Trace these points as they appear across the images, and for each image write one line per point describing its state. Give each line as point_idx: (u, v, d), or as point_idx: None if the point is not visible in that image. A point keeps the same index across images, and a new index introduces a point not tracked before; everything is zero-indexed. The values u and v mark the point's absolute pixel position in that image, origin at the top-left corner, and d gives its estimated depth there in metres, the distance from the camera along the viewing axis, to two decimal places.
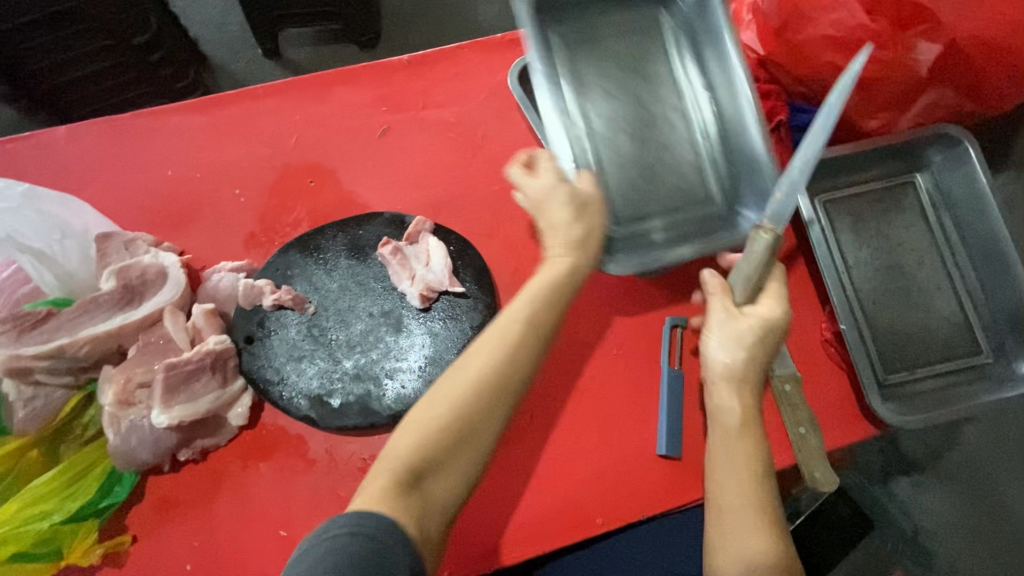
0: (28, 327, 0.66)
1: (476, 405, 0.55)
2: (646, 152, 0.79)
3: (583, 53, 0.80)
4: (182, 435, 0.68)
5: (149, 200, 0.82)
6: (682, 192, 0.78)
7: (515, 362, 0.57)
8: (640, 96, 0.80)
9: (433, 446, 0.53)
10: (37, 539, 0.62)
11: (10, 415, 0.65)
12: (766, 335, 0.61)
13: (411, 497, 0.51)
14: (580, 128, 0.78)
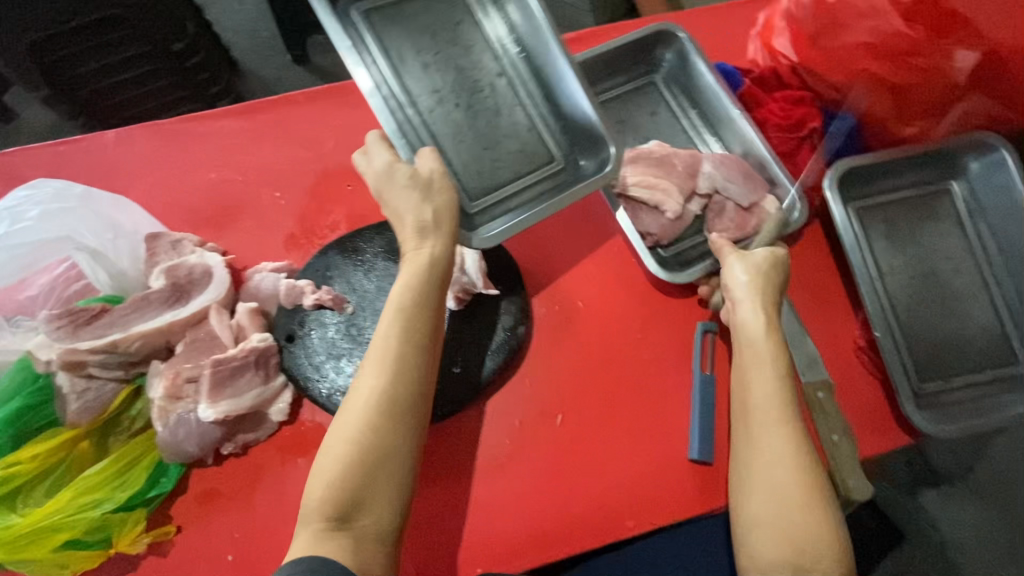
0: (83, 322, 0.69)
1: (376, 433, 0.59)
2: (473, 124, 0.80)
3: (395, 32, 0.80)
4: (225, 429, 0.70)
5: (193, 201, 0.85)
6: (502, 156, 0.80)
7: (397, 388, 0.61)
8: (460, 67, 0.81)
9: (347, 482, 0.57)
10: (89, 527, 0.64)
11: (65, 406, 0.68)
12: (773, 267, 0.73)
13: (341, 535, 0.55)
14: (408, 107, 0.78)
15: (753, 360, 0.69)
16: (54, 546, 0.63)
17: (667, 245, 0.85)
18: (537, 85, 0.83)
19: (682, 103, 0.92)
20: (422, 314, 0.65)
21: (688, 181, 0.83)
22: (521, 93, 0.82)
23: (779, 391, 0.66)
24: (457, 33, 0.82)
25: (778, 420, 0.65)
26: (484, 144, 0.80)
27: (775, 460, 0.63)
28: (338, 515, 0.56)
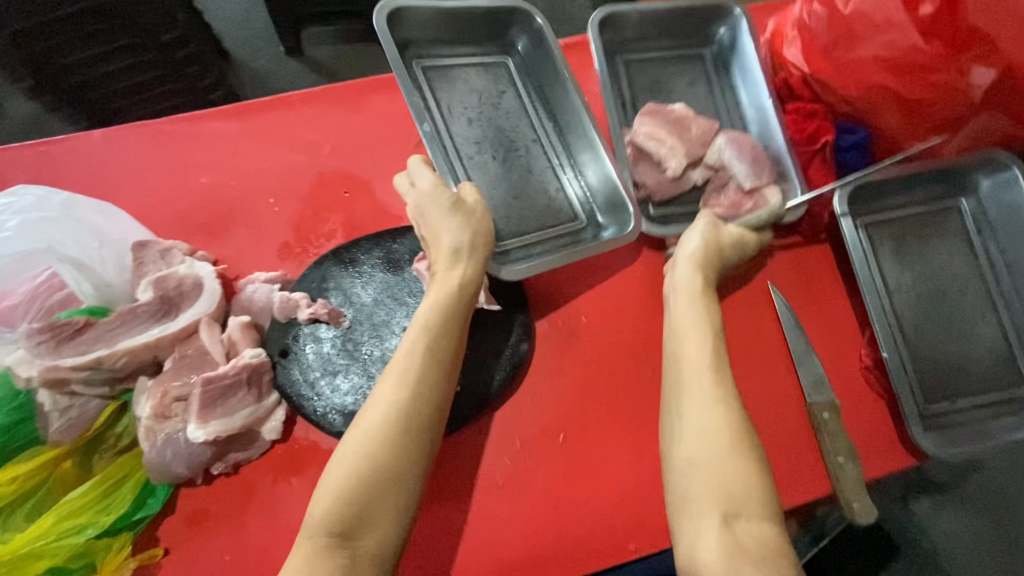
0: (66, 337, 0.65)
1: (387, 450, 0.56)
2: (509, 179, 0.81)
3: (443, 86, 0.83)
4: (215, 449, 0.68)
5: (182, 206, 0.81)
6: (529, 207, 0.80)
7: (412, 405, 0.59)
8: (501, 125, 0.83)
9: (353, 499, 0.54)
10: (72, 554, 0.62)
11: (46, 425, 0.65)
12: (736, 248, 0.76)
13: (337, 554, 0.52)
14: (449, 151, 0.79)
15: (691, 316, 0.67)
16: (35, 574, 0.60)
17: (659, 204, 0.84)
18: (569, 150, 0.84)
19: (719, 83, 0.92)
20: (445, 333, 0.64)
21: (698, 148, 0.82)
22: (554, 155, 0.84)
23: (711, 341, 0.64)
24: (501, 98, 0.84)
25: (712, 367, 0.62)
26: (517, 195, 0.80)
27: (708, 405, 0.59)
28: (340, 534, 0.53)
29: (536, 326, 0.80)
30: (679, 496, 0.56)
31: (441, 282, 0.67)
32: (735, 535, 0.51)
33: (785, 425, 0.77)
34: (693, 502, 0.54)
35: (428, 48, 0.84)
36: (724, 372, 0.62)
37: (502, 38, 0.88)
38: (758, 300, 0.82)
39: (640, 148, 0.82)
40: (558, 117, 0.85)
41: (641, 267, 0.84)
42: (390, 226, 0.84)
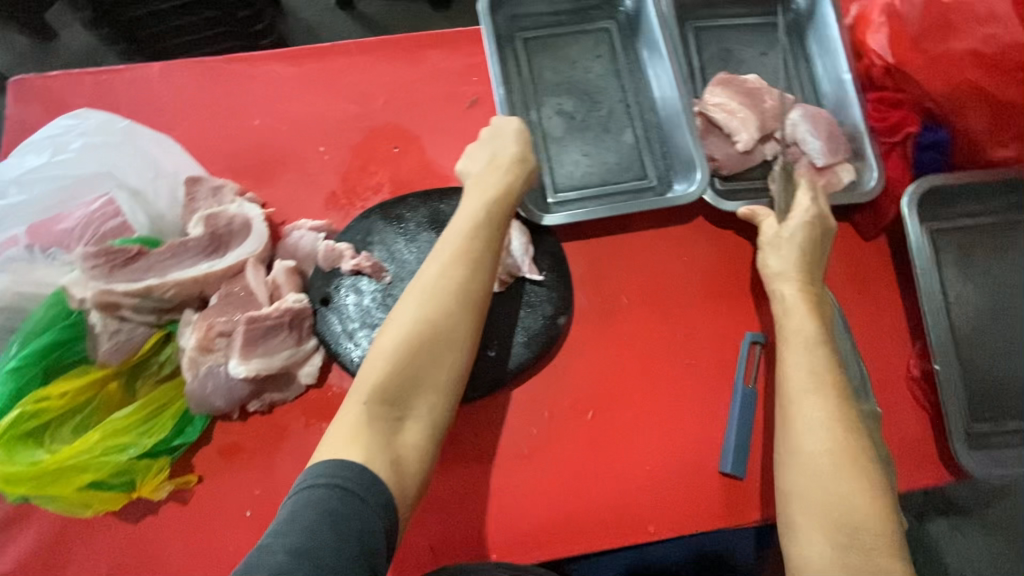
0: (119, 264, 0.67)
1: (437, 322, 0.62)
2: (585, 137, 0.84)
3: (538, 53, 0.87)
4: (253, 387, 0.69)
5: (234, 146, 0.82)
6: (599, 163, 0.83)
7: (446, 294, 0.64)
8: (586, 86, 0.86)
9: (404, 363, 0.60)
10: (115, 471, 0.64)
11: (96, 346, 0.67)
12: (812, 228, 0.72)
13: (384, 421, 0.57)
14: (534, 115, 0.84)
15: (793, 336, 0.67)
16: (78, 487, 0.63)
17: (725, 178, 0.83)
18: (654, 112, 0.85)
19: (795, 53, 0.91)
20: (481, 233, 0.68)
21: (771, 121, 0.82)
22: (634, 115, 0.85)
23: (822, 364, 0.65)
24: (593, 62, 0.87)
25: (825, 392, 0.63)
26: (591, 152, 0.83)
27: (817, 428, 0.61)
28: (386, 405, 0.58)
29: (575, 300, 0.79)
30: (785, 524, 0.60)
31: (486, 190, 0.71)
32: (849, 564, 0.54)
33: None
34: (798, 530, 0.58)
35: (530, 20, 0.88)
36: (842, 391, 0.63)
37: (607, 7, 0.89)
38: None
39: (710, 118, 0.82)
40: (651, 77, 0.86)
41: (690, 251, 0.81)
42: (437, 185, 0.83)
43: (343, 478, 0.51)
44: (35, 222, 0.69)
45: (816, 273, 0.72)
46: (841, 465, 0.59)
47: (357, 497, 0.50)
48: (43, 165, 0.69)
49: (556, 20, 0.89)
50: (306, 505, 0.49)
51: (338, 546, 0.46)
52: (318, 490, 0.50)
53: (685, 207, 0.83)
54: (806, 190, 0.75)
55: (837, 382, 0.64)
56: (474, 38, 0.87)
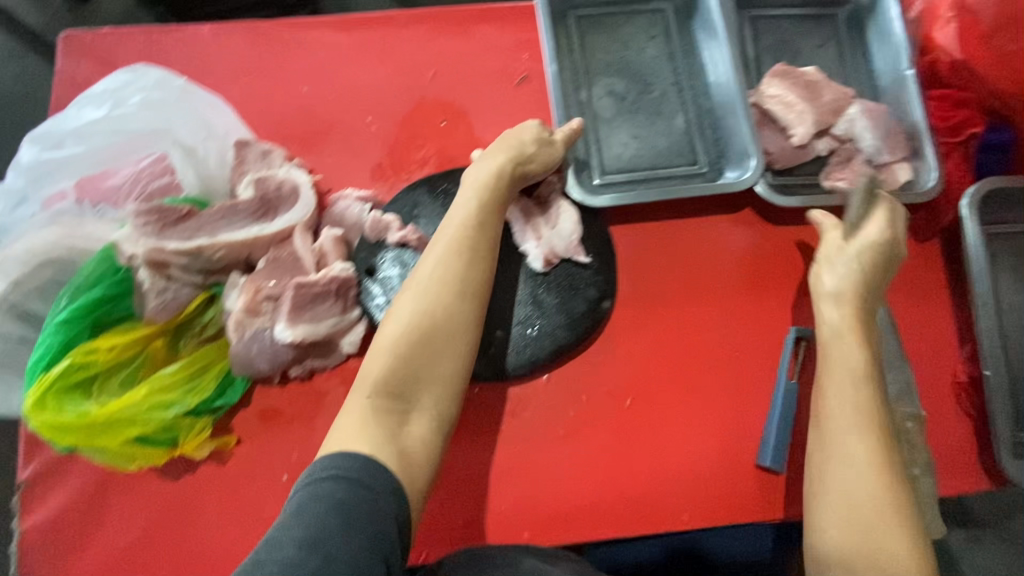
0: (170, 223, 0.67)
1: (435, 314, 0.62)
2: (636, 119, 0.83)
3: (590, 32, 0.85)
4: (295, 353, 0.69)
5: (280, 111, 0.81)
6: (649, 147, 0.82)
7: (444, 291, 0.63)
8: (638, 68, 0.84)
9: (405, 357, 0.60)
10: (160, 427, 0.64)
11: (144, 303, 0.67)
12: (875, 254, 0.69)
13: (387, 415, 0.57)
14: (583, 96, 0.83)
15: (840, 365, 0.65)
16: (124, 441, 0.63)
17: (778, 172, 0.81)
18: (707, 96, 0.83)
19: (853, 46, 0.87)
20: (481, 224, 0.67)
21: (829, 116, 0.80)
22: (686, 100, 0.84)
23: (868, 403, 0.63)
24: (646, 43, 0.85)
25: (866, 428, 0.62)
26: (641, 135, 0.82)
27: (853, 447, 0.61)
28: (388, 399, 0.58)
29: (617, 286, 0.78)
30: (813, 551, 0.59)
31: (486, 183, 0.69)
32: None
33: None
34: (832, 562, 0.57)
35: None
36: (886, 429, 0.62)
37: None
38: None
39: (765, 110, 0.80)
40: (706, 60, 0.84)
41: (737, 242, 0.80)
42: None
43: (347, 470, 0.51)
44: (83, 177, 0.69)
45: (874, 302, 0.69)
46: (884, 509, 0.58)
47: (364, 486, 0.50)
48: (102, 118, 0.69)
49: None
50: (312, 498, 0.49)
51: (348, 536, 0.46)
52: (324, 483, 0.50)
53: (734, 196, 0.81)
54: (881, 213, 0.71)
55: (881, 421, 0.63)
56: (527, 14, 0.86)
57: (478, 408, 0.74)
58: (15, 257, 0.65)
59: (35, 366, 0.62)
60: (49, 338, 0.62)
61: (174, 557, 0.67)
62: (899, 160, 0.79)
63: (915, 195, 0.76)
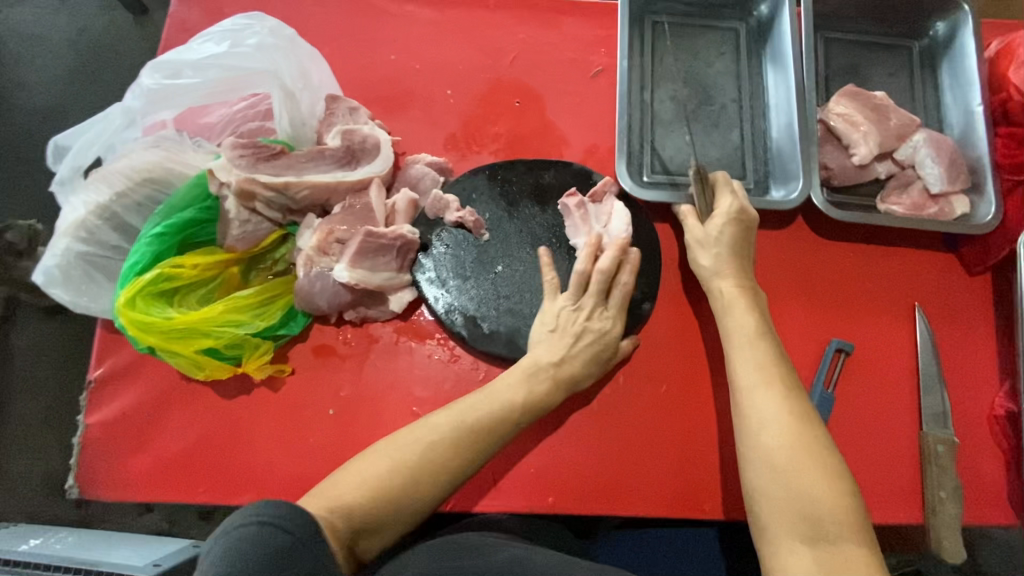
0: (264, 158, 0.72)
1: (456, 445, 0.62)
2: (694, 126, 0.85)
3: (664, 40, 0.89)
4: (353, 297, 0.73)
5: (367, 75, 0.86)
6: (702, 156, 0.84)
7: (477, 436, 0.63)
8: (704, 80, 0.87)
9: (403, 474, 0.59)
10: (230, 343, 0.69)
11: (226, 231, 0.72)
12: (735, 226, 0.73)
13: (340, 535, 0.55)
14: (647, 98, 0.86)
15: (733, 334, 0.67)
16: (200, 351, 0.69)
17: (835, 188, 0.83)
18: (765, 117, 0.86)
19: (924, 78, 0.90)
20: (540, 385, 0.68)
21: (893, 140, 0.82)
22: (745, 118, 0.86)
23: (765, 356, 0.64)
24: (717, 58, 0.88)
25: (769, 381, 0.62)
26: (696, 143, 0.84)
27: (784, 473, 0.57)
28: (350, 518, 0.56)
29: (664, 280, 0.81)
30: (755, 519, 0.58)
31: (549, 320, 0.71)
32: (824, 555, 0.53)
33: (889, 446, 0.76)
34: (769, 527, 0.56)
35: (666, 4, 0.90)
36: (777, 367, 0.64)
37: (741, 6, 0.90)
38: (895, 318, 0.80)
39: (830, 127, 0.83)
40: (771, 83, 0.86)
41: (787, 252, 0.82)
42: (551, 144, 0.85)
43: (275, 518, 0.47)
44: (184, 111, 0.77)
45: (746, 270, 0.72)
46: (796, 453, 0.57)
47: (288, 535, 0.47)
48: (221, 53, 0.73)
49: (688, 11, 0.91)
50: (244, 541, 0.46)
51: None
52: (251, 528, 0.46)
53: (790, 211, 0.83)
54: (724, 190, 0.75)
55: (778, 365, 0.64)
56: (609, 13, 0.90)
57: None
58: (121, 172, 0.70)
59: (128, 271, 0.67)
60: (143, 248, 0.68)
61: (219, 470, 0.72)
62: (958, 192, 0.80)
63: (970, 227, 0.78)
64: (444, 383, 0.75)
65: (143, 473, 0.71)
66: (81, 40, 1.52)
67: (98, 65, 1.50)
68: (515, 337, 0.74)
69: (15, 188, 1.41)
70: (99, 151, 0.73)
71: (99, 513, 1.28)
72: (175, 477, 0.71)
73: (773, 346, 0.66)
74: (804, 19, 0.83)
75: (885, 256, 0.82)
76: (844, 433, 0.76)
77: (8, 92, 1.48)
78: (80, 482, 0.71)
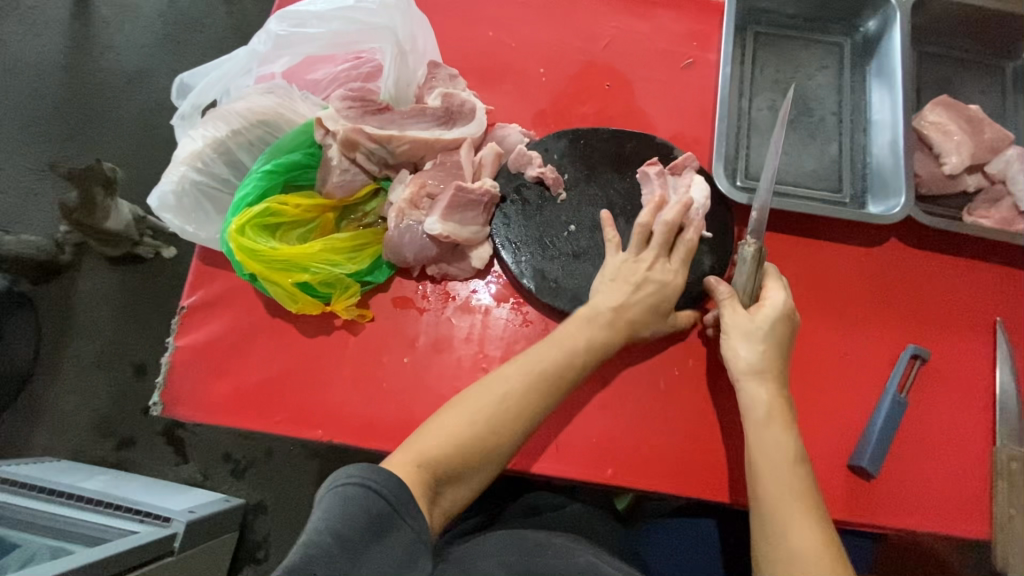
0: (371, 112, 0.77)
1: (531, 386, 0.65)
2: (792, 135, 0.86)
3: (765, 50, 0.91)
4: (438, 251, 0.75)
5: (465, 47, 0.89)
6: (797, 165, 0.84)
7: (547, 386, 0.66)
8: (804, 92, 0.88)
9: (478, 418, 0.62)
10: (324, 281, 0.73)
11: (327, 177, 0.75)
12: (784, 323, 0.69)
13: (428, 486, 0.58)
14: (744, 104, 0.87)
15: (758, 422, 0.66)
16: (299, 287, 0.73)
17: (921, 196, 0.83)
18: (865, 133, 0.86)
19: (1018, 98, 0.89)
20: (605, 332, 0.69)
21: (985, 153, 0.81)
22: (844, 131, 0.86)
23: (794, 457, 0.64)
24: (818, 71, 0.89)
25: (801, 512, 0.61)
26: (791, 152, 0.85)
27: None
28: (435, 468, 0.59)
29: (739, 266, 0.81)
30: None
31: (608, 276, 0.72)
32: None
33: (961, 459, 0.74)
34: None
35: (767, 16, 0.92)
36: (814, 504, 0.62)
37: (845, 23, 0.92)
38: (974, 330, 0.79)
39: (922, 135, 0.83)
40: (873, 100, 0.87)
41: (868, 256, 0.81)
42: (637, 128, 0.87)
43: (375, 483, 0.53)
44: (294, 64, 0.81)
45: (783, 372, 0.69)
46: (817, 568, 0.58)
47: (383, 501, 0.53)
48: (340, 10, 0.78)
49: (790, 24, 0.92)
50: (348, 500, 0.52)
51: (373, 543, 0.51)
52: (350, 488, 0.53)
53: (873, 231, 0.82)
54: (774, 281, 0.72)
55: (809, 499, 0.62)
56: (704, 10, 0.92)
57: None
58: (238, 112, 0.75)
59: (239, 202, 0.72)
60: (253, 183, 0.72)
61: (295, 404, 0.74)
62: None
63: None
64: (516, 345, 0.77)
65: (223, 398, 0.75)
66: (170, 9, 1.60)
67: (183, 35, 1.58)
68: (580, 296, 0.76)
69: (97, 140, 1.49)
70: (217, 94, 0.79)
71: (137, 459, 1.32)
72: (252, 405, 0.74)
73: (809, 474, 0.64)
74: (912, 41, 0.84)
75: (967, 269, 0.81)
76: (914, 440, 0.75)
77: (96, 52, 1.56)
78: (164, 401, 0.75)
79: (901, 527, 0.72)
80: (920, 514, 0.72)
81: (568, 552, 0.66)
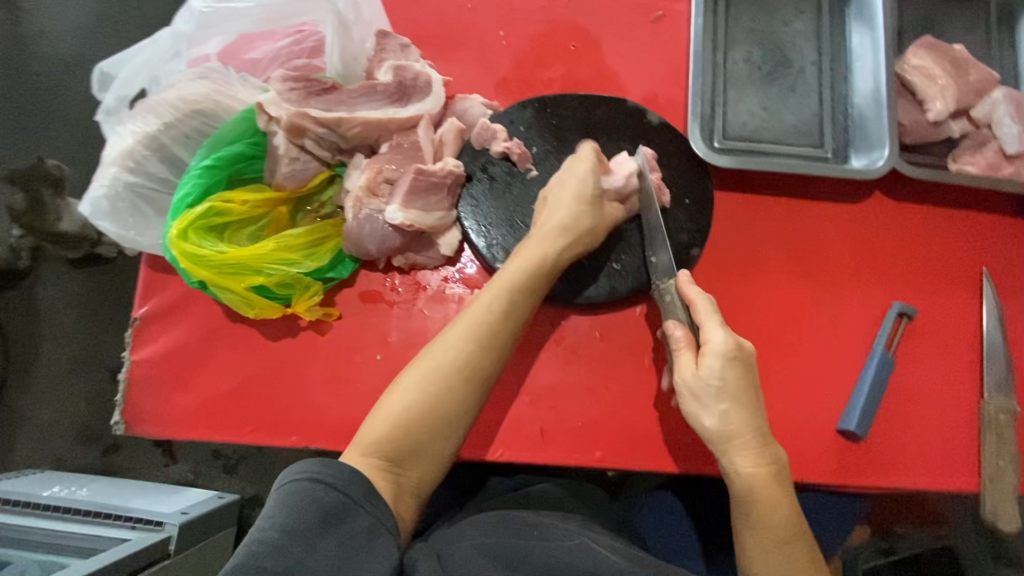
0: (314, 93, 0.70)
1: (472, 345, 0.61)
2: (770, 88, 0.81)
3: None
4: (403, 241, 0.71)
5: (417, 12, 0.82)
6: (775, 122, 0.80)
7: (490, 338, 0.62)
8: (782, 40, 0.83)
9: (426, 388, 0.59)
10: (282, 282, 0.69)
11: (276, 167, 0.70)
12: (734, 366, 0.62)
13: (381, 470, 0.56)
14: (718, 57, 0.82)
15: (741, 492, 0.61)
16: (254, 290, 0.68)
17: (906, 146, 0.79)
18: (846, 82, 0.81)
19: (1002, 36, 0.85)
20: (541, 275, 0.65)
21: (971, 96, 0.78)
22: (825, 82, 0.82)
23: (788, 520, 0.60)
24: (795, 16, 0.84)
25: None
26: (769, 109, 0.81)
27: None
28: (387, 450, 0.57)
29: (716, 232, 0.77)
30: None
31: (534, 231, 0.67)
32: None
33: (948, 414, 0.74)
34: None
35: None
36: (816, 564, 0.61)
37: None
38: (960, 282, 0.77)
39: (905, 80, 0.79)
40: (855, 45, 0.82)
41: (847, 217, 0.78)
42: (608, 91, 0.81)
43: (323, 475, 0.52)
44: (228, 44, 0.74)
45: (756, 425, 0.62)
46: None
47: (339, 493, 0.51)
48: None
49: None
50: (296, 494, 0.50)
51: (329, 531, 0.48)
52: (302, 483, 0.51)
53: (856, 187, 0.79)
54: (715, 318, 0.64)
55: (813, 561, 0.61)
56: None
57: (569, 325, 0.75)
58: (169, 102, 0.68)
59: (178, 203, 0.66)
60: (192, 180, 0.66)
61: (265, 410, 0.71)
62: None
63: None
64: None
65: (188, 412, 0.71)
66: None
67: (121, 15, 1.45)
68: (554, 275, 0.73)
69: (38, 136, 1.38)
70: (145, 82, 0.72)
71: (123, 464, 1.29)
72: (220, 417, 0.71)
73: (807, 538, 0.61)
74: None
75: (951, 219, 0.79)
76: (901, 401, 0.74)
77: (27, 37, 1.43)
78: (126, 419, 0.71)
79: (890, 486, 0.72)
80: (910, 471, 0.72)
81: (556, 533, 0.64)
